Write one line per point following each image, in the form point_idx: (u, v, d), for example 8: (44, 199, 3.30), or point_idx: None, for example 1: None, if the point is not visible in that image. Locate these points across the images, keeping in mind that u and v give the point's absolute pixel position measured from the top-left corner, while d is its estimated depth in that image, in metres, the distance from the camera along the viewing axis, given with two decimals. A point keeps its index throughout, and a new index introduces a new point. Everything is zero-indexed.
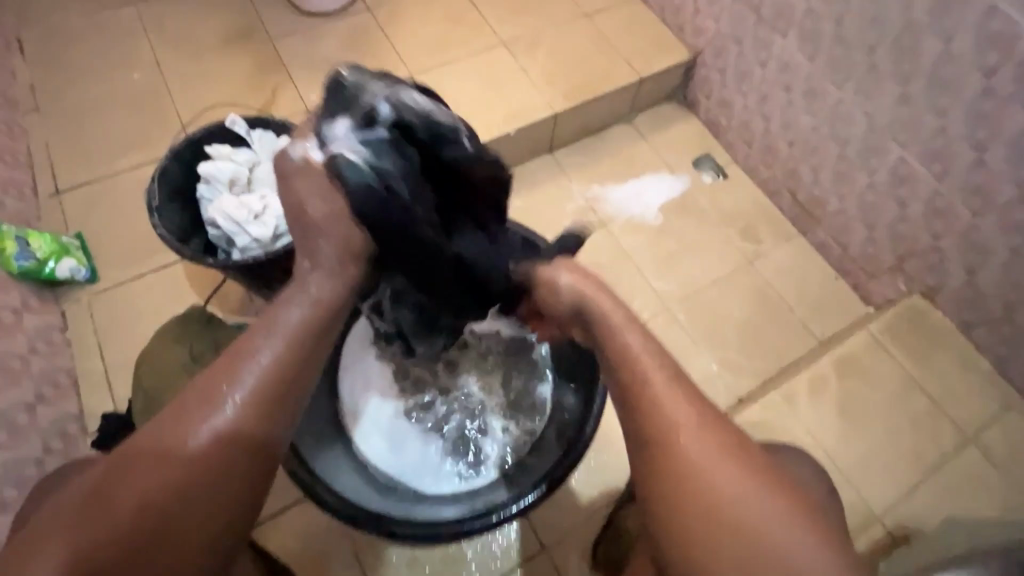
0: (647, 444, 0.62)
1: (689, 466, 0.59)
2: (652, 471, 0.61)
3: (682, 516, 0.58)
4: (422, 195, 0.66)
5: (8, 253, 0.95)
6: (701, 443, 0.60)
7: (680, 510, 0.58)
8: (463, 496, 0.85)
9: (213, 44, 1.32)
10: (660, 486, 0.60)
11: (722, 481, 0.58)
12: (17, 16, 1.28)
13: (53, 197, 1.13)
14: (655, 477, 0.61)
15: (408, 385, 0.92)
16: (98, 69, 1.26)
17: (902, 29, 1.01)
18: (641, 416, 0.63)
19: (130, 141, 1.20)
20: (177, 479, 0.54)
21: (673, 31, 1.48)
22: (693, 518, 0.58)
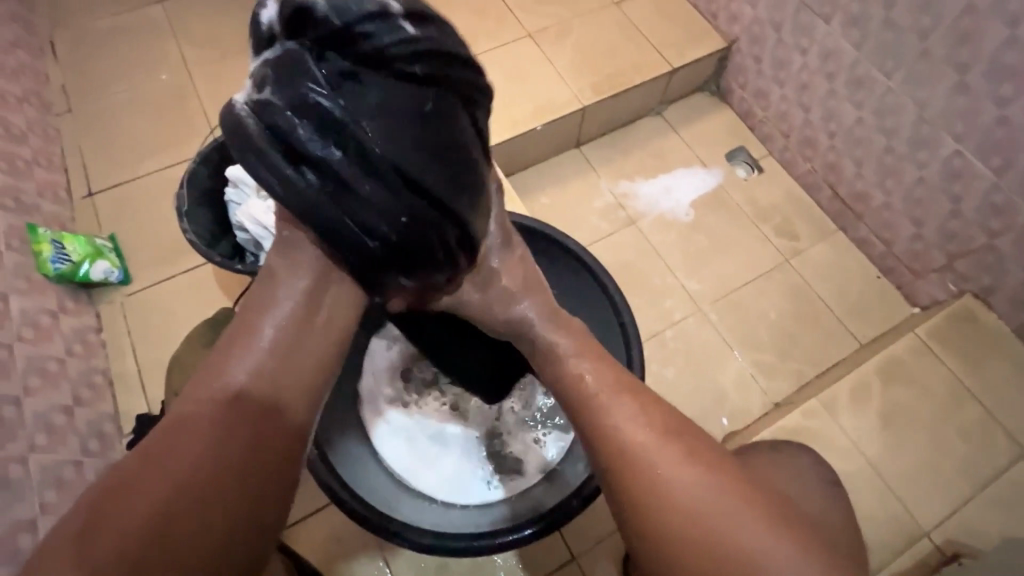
0: (616, 469, 0.62)
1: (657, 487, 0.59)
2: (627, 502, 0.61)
3: (660, 540, 0.58)
4: (350, 112, 0.56)
5: (44, 256, 0.95)
6: (666, 461, 0.60)
7: (658, 535, 0.58)
8: (486, 503, 0.84)
9: (239, 43, 1.32)
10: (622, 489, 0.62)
11: (692, 496, 0.58)
12: (49, 19, 1.30)
13: (87, 198, 1.14)
14: (632, 506, 0.60)
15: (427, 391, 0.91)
16: (127, 70, 1.27)
17: (960, 12, 0.94)
18: (609, 421, 0.65)
19: (159, 142, 1.21)
20: (214, 452, 0.54)
21: (707, 18, 1.42)
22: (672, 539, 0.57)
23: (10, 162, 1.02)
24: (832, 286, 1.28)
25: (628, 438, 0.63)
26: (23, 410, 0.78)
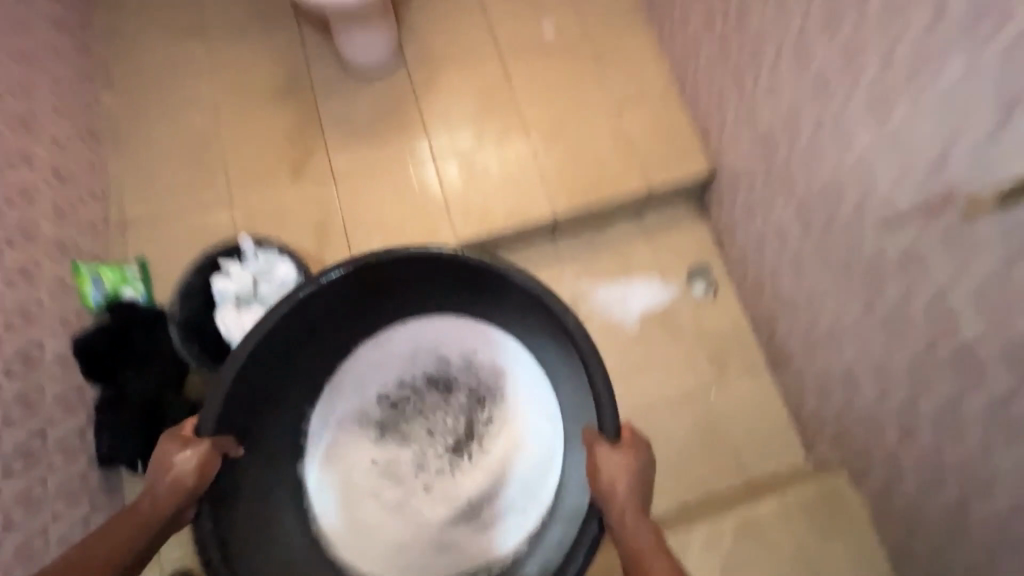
0: None
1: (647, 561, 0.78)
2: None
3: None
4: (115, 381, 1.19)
5: (87, 291, 1.22)
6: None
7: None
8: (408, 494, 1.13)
9: (265, 99, 1.49)
10: None
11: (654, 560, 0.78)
12: (115, 54, 1.51)
13: (120, 229, 1.37)
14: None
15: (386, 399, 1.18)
16: (169, 112, 1.47)
17: (873, 260, 0.99)
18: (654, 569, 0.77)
19: (184, 187, 1.42)
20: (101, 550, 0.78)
21: (700, 141, 1.48)
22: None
23: (61, 210, 1.24)
24: (742, 425, 1.41)
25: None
26: (47, 439, 1.06)
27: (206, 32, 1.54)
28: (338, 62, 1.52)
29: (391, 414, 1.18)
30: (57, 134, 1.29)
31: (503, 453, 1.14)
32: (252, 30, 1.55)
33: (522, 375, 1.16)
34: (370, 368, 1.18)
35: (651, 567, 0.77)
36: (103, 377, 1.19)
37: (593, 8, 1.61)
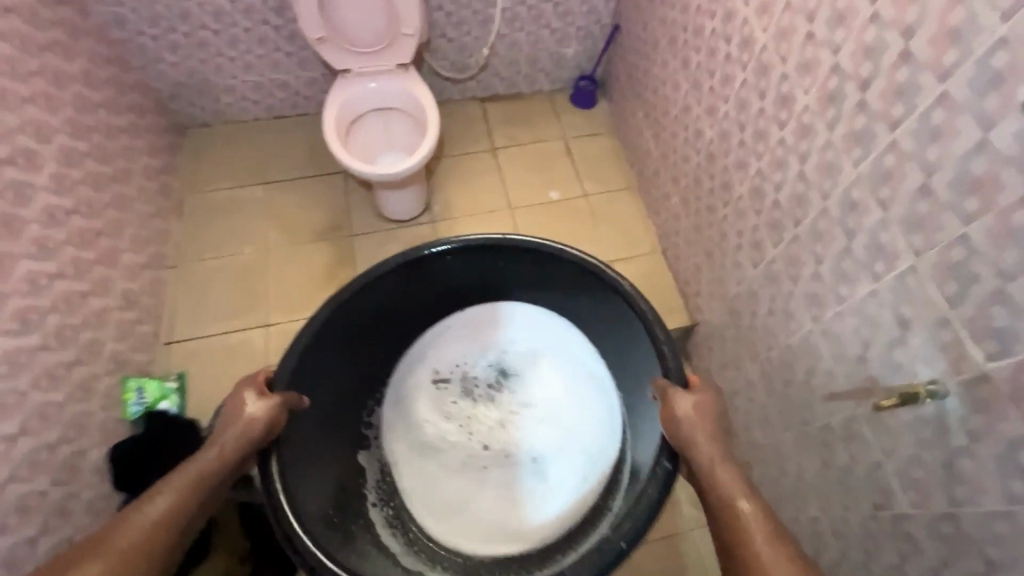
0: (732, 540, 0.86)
1: (733, 494, 0.90)
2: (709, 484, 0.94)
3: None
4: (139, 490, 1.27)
5: (129, 402, 1.37)
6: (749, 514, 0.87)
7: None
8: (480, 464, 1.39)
9: (310, 238, 1.74)
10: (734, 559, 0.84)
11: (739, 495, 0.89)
12: (191, 193, 1.81)
13: (167, 344, 1.55)
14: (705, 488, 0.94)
15: (444, 380, 1.47)
16: (228, 244, 1.72)
17: (823, 428, 1.14)
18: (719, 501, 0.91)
19: (229, 311, 1.62)
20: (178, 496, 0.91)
21: (681, 297, 1.69)
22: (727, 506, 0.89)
23: (122, 329, 1.42)
24: None
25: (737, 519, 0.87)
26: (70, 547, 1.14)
27: (269, 180, 1.84)
28: (376, 210, 1.80)
29: (452, 394, 1.46)
30: (133, 264, 1.51)
31: (546, 420, 1.42)
32: (308, 180, 1.85)
33: (549, 351, 1.47)
34: (427, 358, 1.48)
35: (743, 509, 0.88)
36: (130, 485, 1.27)
37: (593, 179, 1.92)
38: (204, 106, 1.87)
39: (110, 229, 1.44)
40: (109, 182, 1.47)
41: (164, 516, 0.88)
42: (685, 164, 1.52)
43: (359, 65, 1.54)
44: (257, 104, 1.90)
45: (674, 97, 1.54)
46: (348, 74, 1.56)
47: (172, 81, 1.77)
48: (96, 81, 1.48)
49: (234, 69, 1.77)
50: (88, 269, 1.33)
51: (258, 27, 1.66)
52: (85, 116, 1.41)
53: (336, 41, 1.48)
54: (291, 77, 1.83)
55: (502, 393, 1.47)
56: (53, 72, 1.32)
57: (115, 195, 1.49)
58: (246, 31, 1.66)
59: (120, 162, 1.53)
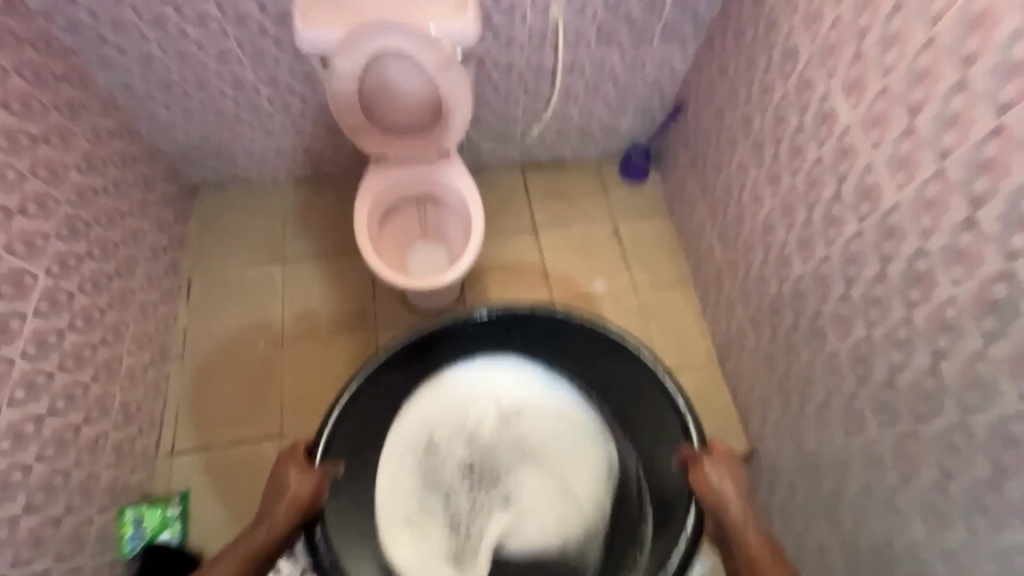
0: None
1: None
2: (744, 573, 0.82)
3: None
4: None
5: (125, 536, 1.21)
6: None
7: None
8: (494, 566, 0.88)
9: (329, 330, 1.57)
10: None
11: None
12: (201, 268, 1.64)
13: (168, 456, 1.39)
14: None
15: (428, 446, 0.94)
16: (239, 334, 1.55)
17: None
18: None
19: (238, 416, 1.45)
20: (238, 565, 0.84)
21: (738, 420, 1.52)
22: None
23: (119, 451, 1.25)
24: None
25: None
26: None
27: (286, 257, 1.67)
28: (402, 298, 1.62)
29: (451, 466, 0.93)
30: (132, 367, 1.34)
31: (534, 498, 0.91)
32: (329, 257, 1.67)
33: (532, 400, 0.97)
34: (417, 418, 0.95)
35: None
36: None
37: (643, 269, 1.74)
38: (217, 168, 1.68)
39: (108, 336, 1.26)
40: (109, 280, 1.29)
41: None
42: (761, 285, 1.34)
43: (393, 153, 1.36)
44: (276, 167, 1.72)
45: (752, 207, 1.35)
46: (382, 161, 1.38)
47: (183, 145, 1.58)
48: (97, 162, 1.29)
49: (252, 134, 1.58)
50: (82, 395, 1.15)
51: (281, 95, 1.47)
52: (85, 209, 1.23)
53: (372, 130, 1.29)
54: (314, 143, 1.64)
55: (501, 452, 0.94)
56: (49, 166, 1.13)
57: (116, 293, 1.31)
58: (269, 99, 1.47)
59: (122, 252, 1.34)
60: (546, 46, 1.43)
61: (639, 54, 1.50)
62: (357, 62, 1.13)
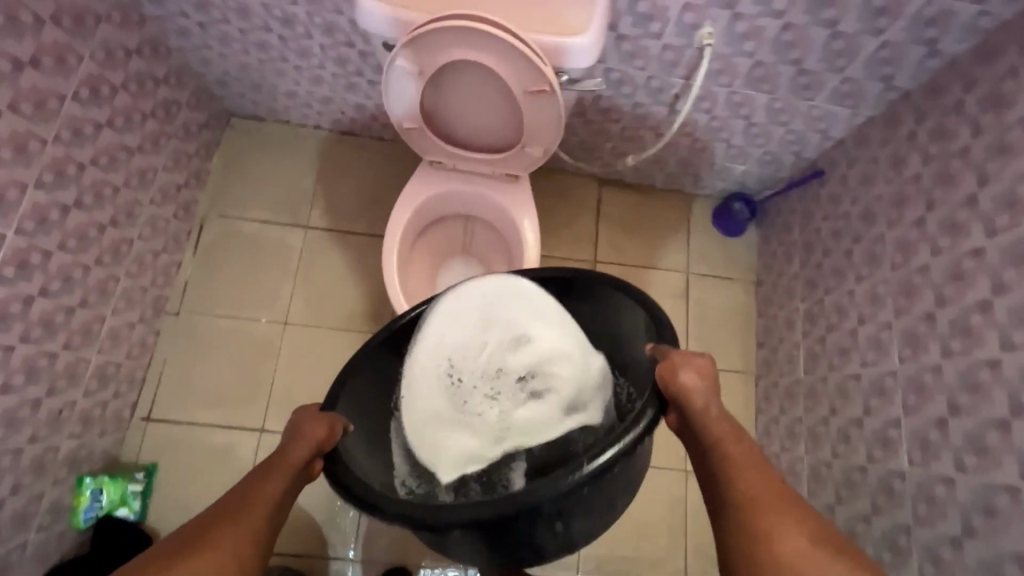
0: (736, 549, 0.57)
1: (738, 479, 0.61)
2: (707, 471, 0.65)
3: (766, 556, 0.55)
4: None
5: (80, 508, 1.14)
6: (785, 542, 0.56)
7: (741, 536, 0.58)
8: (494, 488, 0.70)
9: (337, 326, 1.40)
10: (738, 546, 0.57)
11: (747, 482, 0.61)
12: (218, 212, 1.46)
13: (143, 421, 1.30)
14: (703, 472, 0.65)
15: (420, 362, 0.77)
16: (242, 303, 1.40)
17: None
18: (725, 479, 0.62)
19: (223, 396, 1.33)
20: (262, 512, 0.62)
21: None
22: (739, 491, 0.60)
23: (86, 418, 1.15)
24: None
25: (750, 508, 0.59)
26: None
27: (310, 226, 1.47)
28: None
29: (440, 378, 0.76)
30: (117, 327, 1.20)
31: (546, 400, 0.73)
32: (356, 237, 1.47)
33: (523, 300, 0.78)
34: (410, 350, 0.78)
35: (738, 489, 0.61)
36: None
37: (704, 345, 1.48)
38: (257, 100, 1.44)
39: (91, 296, 1.11)
40: (101, 231, 1.11)
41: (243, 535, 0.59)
42: (843, 444, 1.09)
43: (452, 162, 1.10)
44: (321, 115, 1.46)
45: (870, 351, 1.06)
46: (436, 165, 1.12)
47: (219, 69, 1.33)
48: (105, 88, 1.07)
49: (298, 77, 1.32)
50: (47, 367, 1.02)
51: (338, 44, 1.18)
52: (81, 149, 1.03)
53: (433, 134, 1.02)
54: (369, 102, 1.37)
55: (505, 355, 0.76)
56: (36, 98, 0.92)
57: (107, 246, 1.14)
58: (322, 45, 1.19)
59: (122, 197, 1.16)
60: (678, 69, 1.08)
61: (794, 105, 1.14)
62: (437, 60, 0.85)
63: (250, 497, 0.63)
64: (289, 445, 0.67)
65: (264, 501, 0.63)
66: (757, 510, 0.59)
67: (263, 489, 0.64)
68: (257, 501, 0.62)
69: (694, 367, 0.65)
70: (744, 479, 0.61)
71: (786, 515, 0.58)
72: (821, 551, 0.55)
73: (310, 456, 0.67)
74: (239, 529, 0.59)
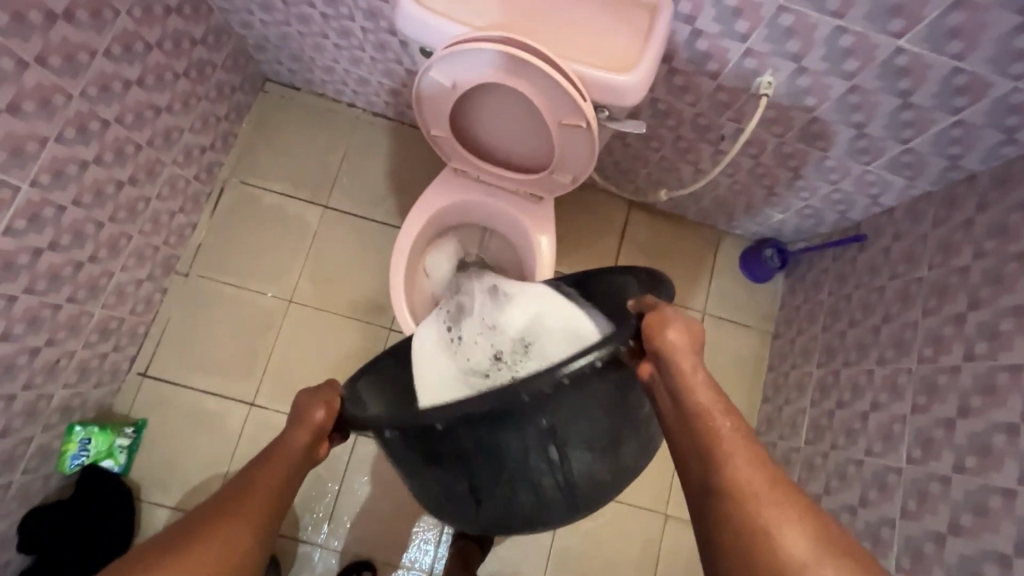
0: (729, 539, 0.53)
1: (735, 462, 0.56)
2: (696, 453, 0.59)
3: (768, 555, 0.51)
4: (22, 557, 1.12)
5: (68, 453, 1.16)
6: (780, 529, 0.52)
7: (738, 531, 0.53)
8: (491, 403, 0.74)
9: (341, 313, 1.39)
10: (731, 536, 0.53)
11: (743, 465, 0.56)
12: (240, 178, 1.44)
13: (139, 375, 1.32)
14: (688, 453, 0.60)
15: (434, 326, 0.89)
16: (250, 274, 1.39)
17: None
18: (715, 463, 0.57)
19: (219, 364, 1.34)
20: (265, 495, 0.61)
21: None
22: (732, 475, 0.56)
23: (82, 369, 1.16)
24: None
25: (742, 494, 0.54)
26: None
27: (328, 206, 1.44)
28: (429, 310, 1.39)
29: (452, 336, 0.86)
30: (124, 283, 1.21)
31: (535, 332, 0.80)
32: (373, 224, 1.44)
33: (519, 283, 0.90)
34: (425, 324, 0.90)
35: (729, 470, 0.56)
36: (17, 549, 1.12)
37: None
38: (293, 69, 1.40)
39: (101, 252, 1.11)
40: (119, 188, 1.10)
41: (246, 519, 0.58)
42: None
43: (477, 172, 1.05)
44: (356, 94, 1.42)
45: (879, 440, 1.01)
46: (460, 172, 1.07)
47: (259, 34, 1.29)
48: (139, 46, 1.04)
49: (337, 54, 1.28)
50: (48, 317, 1.03)
51: (380, 30, 1.14)
52: (107, 106, 1.01)
53: (460, 145, 0.98)
54: (404, 90, 1.33)
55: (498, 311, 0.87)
56: (66, 51, 0.90)
57: (123, 203, 1.13)
58: (363, 28, 1.15)
59: (144, 156, 1.15)
60: (729, 112, 1.01)
61: (847, 166, 1.07)
62: (492, 80, 0.80)
63: (249, 482, 0.62)
64: (290, 428, 0.67)
65: (267, 484, 0.62)
66: (749, 497, 0.54)
67: (264, 472, 0.63)
68: (260, 483, 0.62)
69: (678, 321, 0.63)
70: (734, 460, 0.57)
71: (785, 507, 0.54)
72: (821, 546, 0.51)
73: (310, 444, 0.66)
74: (244, 507, 0.59)
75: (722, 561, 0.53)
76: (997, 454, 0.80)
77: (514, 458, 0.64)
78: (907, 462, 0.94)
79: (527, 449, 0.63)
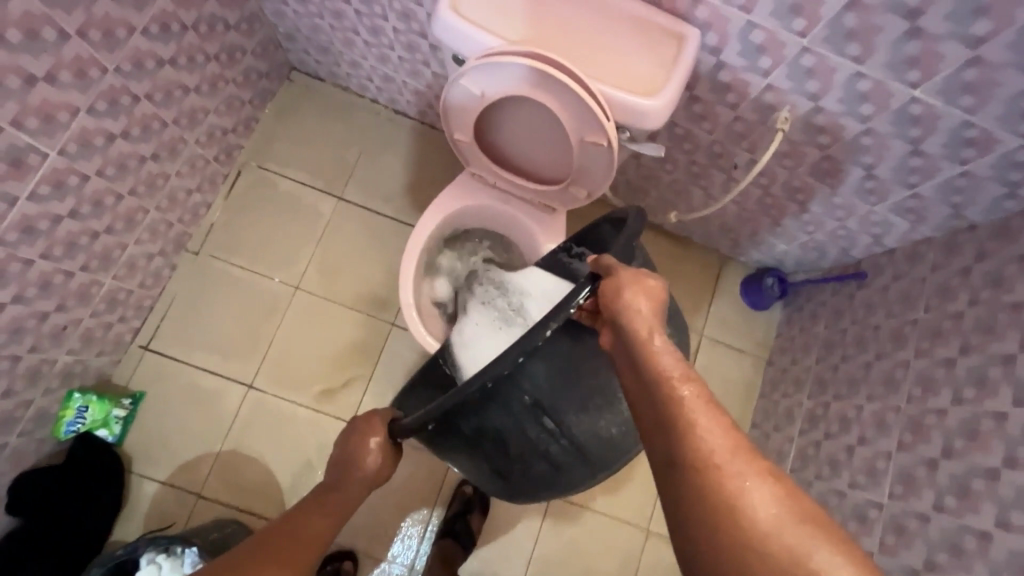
0: (697, 512, 0.50)
1: (696, 430, 0.52)
2: (655, 429, 0.55)
3: (736, 533, 0.48)
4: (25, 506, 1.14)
5: (64, 419, 1.17)
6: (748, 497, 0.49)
7: (704, 512, 0.49)
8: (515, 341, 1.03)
9: (345, 304, 1.41)
10: (699, 507, 0.50)
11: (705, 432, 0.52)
12: (257, 163, 1.46)
13: (141, 348, 1.33)
14: (648, 425, 0.56)
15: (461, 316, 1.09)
16: (260, 257, 1.41)
17: None
18: (677, 430, 0.53)
19: (221, 343, 1.36)
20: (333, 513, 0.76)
21: None
22: (695, 442, 0.52)
23: (87, 338, 1.18)
24: None
25: (708, 463, 0.51)
26: None
27: (342, 198, 1.46)
28: None
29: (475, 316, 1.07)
30: (136, 256, 1.22)
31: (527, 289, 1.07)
32: (384, 219, 1.46)
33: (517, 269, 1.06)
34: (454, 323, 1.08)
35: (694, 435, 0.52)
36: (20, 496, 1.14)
37: None
38: (320, 61, 1.43)
39: (117, 224, 1.13)
40: (141, 163, 1.12)
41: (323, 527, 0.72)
42: None
43: (494, 179, 1.07)
44: (380, 91, 1.45)
45: (863, 474, 1.04)
46: (477, 176, 1.10)
47: (291, 24, 1.32)
48: (175, 26, 1.06)
49: (366, 51, 1.30)
50: (61, 284, 1.04)
51: (411, 32, 1.17)
52: (139, 82, 1.03)
53: (482, 151, 1.01)
54: (428, 91, 1.35)
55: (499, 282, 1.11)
56: (106, 27, 0.92)
57: (143, 178, 1.15)
58: (395, 29, 1.17)
59: (168, 133, 1.16)
60: (744, 142, 1.04)
61: (853, 205, 1.10)
62: (522, 92, 0.83)
63: (317, 509, 0.75)
64: (341, 466, 0.82)
65: (332, 506, 0.76)
66: (716, 466, 0.50)
67: (328, 497, 0.77)
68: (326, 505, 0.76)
69: (639, 285, 0.64)
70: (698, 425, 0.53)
71: (751, 470, 0.50)
72: (788, 508, 0.49)
73: (355, 487, 0.81)
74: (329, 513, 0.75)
75: (690, 535, 0.49)
76: (977, 497, 0.82)
77: (513, 433, 0.75)
78: (889, 498, 0.97)
79: (522, 421, 0.74)
